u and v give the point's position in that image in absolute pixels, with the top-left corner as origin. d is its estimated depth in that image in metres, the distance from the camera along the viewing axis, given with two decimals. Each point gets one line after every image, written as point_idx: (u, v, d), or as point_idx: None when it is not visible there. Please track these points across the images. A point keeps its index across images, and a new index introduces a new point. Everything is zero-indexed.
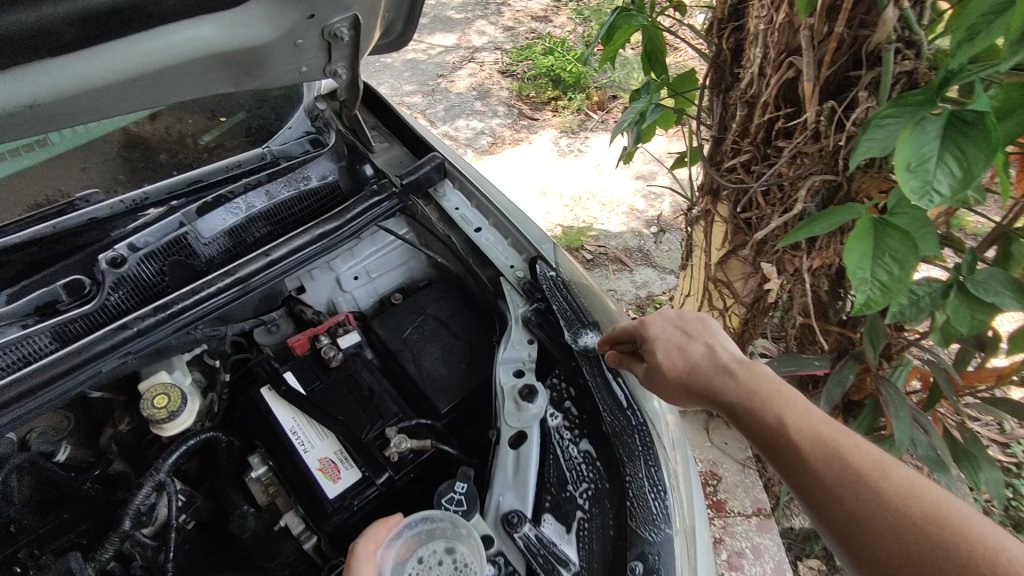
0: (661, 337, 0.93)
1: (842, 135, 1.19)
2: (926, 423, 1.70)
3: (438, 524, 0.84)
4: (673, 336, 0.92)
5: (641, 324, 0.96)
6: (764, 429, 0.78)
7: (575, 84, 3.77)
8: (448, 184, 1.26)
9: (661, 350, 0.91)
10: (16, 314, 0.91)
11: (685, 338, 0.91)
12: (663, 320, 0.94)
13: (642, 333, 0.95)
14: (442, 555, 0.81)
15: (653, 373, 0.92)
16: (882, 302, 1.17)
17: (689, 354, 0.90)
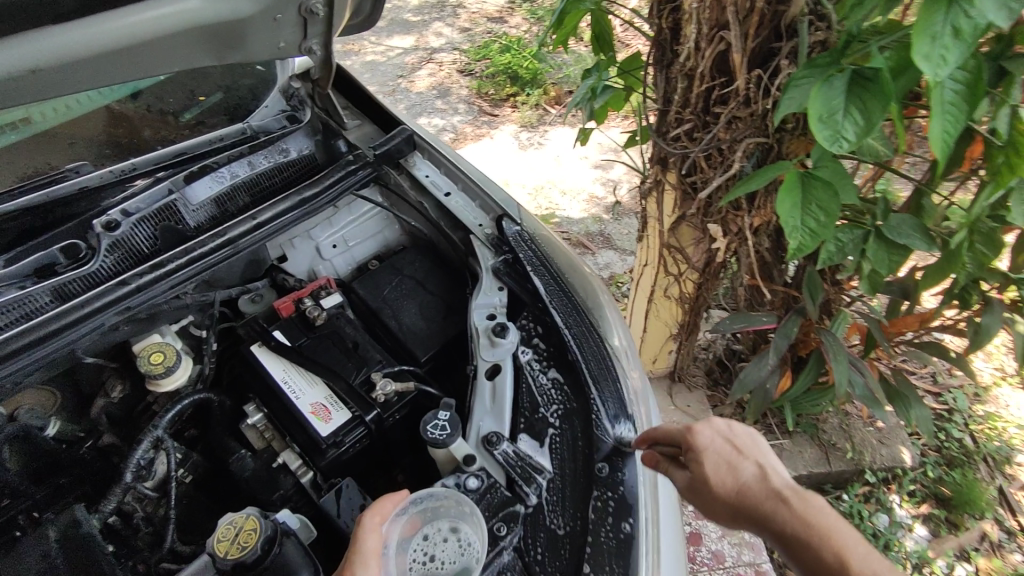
0: (711, 449, 0.89)
1: (768, 99, 1.36)
2: (861, 366, 1.90)
3: (442, 503, 0.90)
4: (725, 452, 0.88)
5: (689, 429, 0.91)
6: (824, 566, 0.76)
7: (532, 80, 3.91)
8: (418, 156, 1.37)
9: (712, 464, 0.87)
10: (16, 275, 0.97)
11: (737, 455, 0.88)
12: (713, 430, 0.91)
13: (690, 443, 0.90)
14: (447, 535, 0.86)
15: (699, 488, 0.87)
16: (811, 246, 1.31)
17: (742, 474, 0.86)
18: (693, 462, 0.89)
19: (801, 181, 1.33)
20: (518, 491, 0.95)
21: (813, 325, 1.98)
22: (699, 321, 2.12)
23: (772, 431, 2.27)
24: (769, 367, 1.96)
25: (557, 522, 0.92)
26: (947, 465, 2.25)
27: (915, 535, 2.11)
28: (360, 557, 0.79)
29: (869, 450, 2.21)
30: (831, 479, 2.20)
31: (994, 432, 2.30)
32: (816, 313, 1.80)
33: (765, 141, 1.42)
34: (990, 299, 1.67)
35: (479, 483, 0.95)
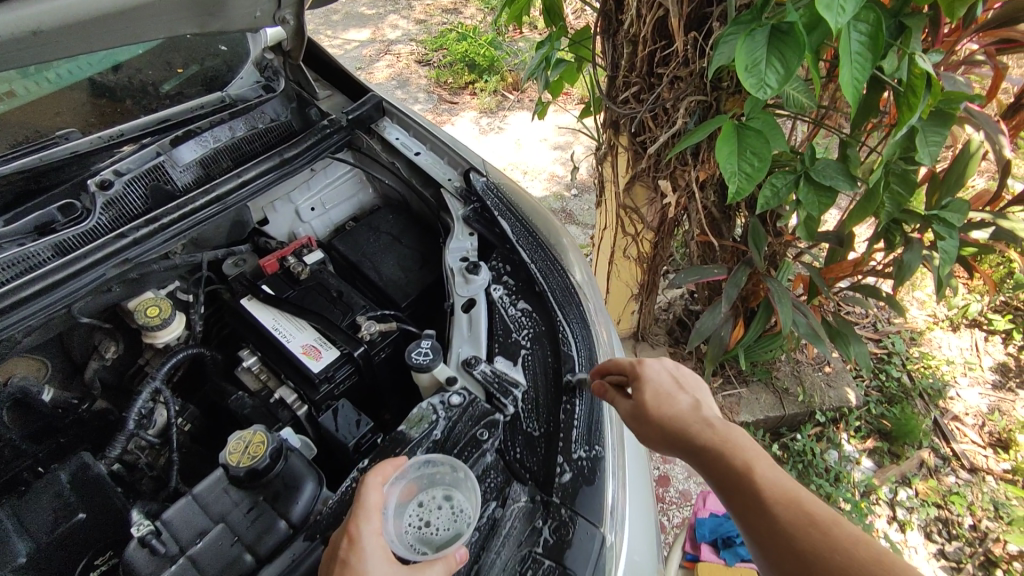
0: (654, 377, 0.93)
1: (704, 58, 1.50)
2: (803, 307, 2.05)
3: (439, 470, 0.94)
4: (667, 382, 0.92)
5: (639, 363, 0.95)
6: (731, 471, 0.78)
7: (489, 68, 4.00)
8: (387, 121, 1.48)
9: (652, 393, 0.91)
10: (17, 232, 1.04)
11: (676, 386, 0.91)
12: (659, 363, 0.94)
13: (636, 369, 0.94)
14: (441, 502, 0.91)
15: (636, 408, 0.91)
16: (748, 188, 1.44)
17: (677, 403, 0.89)
18: (636, 387, 0.92)
19: (736, 132, 1.47)
20: (497, 403, 1.06)
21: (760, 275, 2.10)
22: (657, 279, 2.27)
23: (730, 381, 2.41)
24: (721, 316, 2.09)
25: (533, 426, 1.03)
26: (887, 402, 2.37)
27: (862, 467, 2.24)
28: (363, 510, 0.80)
29: (818, 393, 2.35)
30: (785, 421, 2.35)
31: (928, 369, 2.43)
32: (761, 261, 1.94)
33: (704, 98, 1.57)
34: (911, 238, 1.83)
35: (461, 399, 1.05)
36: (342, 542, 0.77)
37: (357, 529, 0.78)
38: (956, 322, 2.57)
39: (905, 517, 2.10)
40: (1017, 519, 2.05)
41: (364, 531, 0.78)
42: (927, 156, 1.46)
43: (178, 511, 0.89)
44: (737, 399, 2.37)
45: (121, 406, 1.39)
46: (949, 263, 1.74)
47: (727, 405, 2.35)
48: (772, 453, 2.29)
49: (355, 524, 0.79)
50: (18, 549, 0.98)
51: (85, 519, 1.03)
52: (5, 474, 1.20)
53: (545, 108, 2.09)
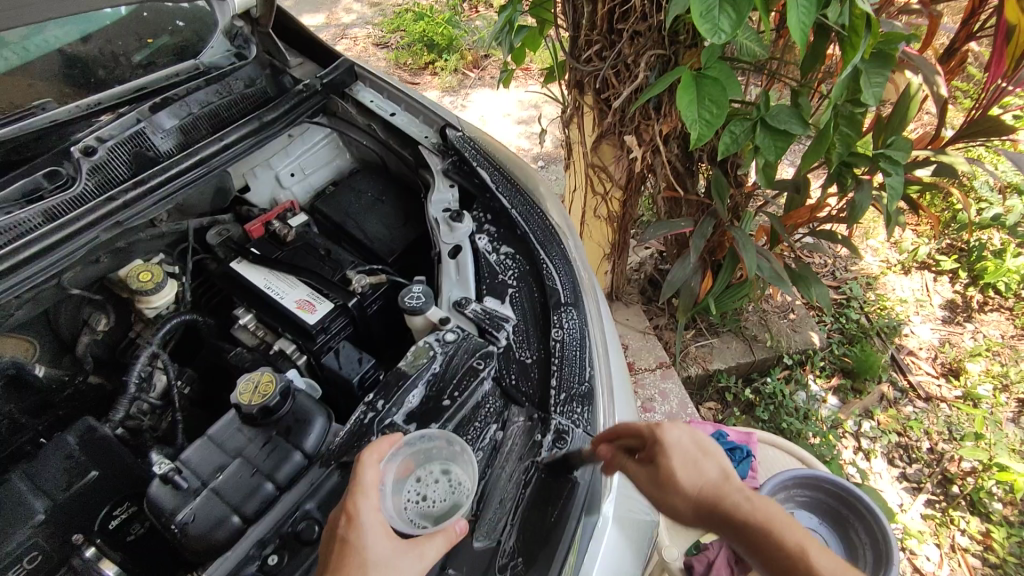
0: (677, 447, 0.85)
1: (662, 11, 1.56)
2: (767, 253, 2.16)
3: (437, 444, 0.93)
4: (691, 450, 0.85)
5: (656, 429, 0.87)
6: (782, 552, 0.77)
7: (448, 47, 3.99)
8: (360, 84, 1.52)
9: (679, 460, 0.84)
10: (7, 200, 1.05)
11: (702, 453, 0.85)
12: (679, 428, 0.87)
13: (657, 438, 0.86)
14: (439, 477, 0.89)
15: (663, 482, 0.83)
16: (708, 135, 1.52)
17: (705, 472, 0.84)
18: (659, 458, 0.85)
19: (694, 82, 1.56)
20: (490, 337, 1.12)
21: (724, 225, 2.20)
22: (628, 237, 2.35)
23: (701, 333, 2.53)
24: (691, 267, 2.18)
25: (527, 354, 1.10)
26: (849, 341, 2.52)
27: (829, 404, 2.39)
28: (360, 488, 0.79)
29: (784, 337, 2.49)
30: (755, 366, 2.47)
31: (884, 310, 2.59)
32: (724, 211, 2.04)
33: (663, 51, 1.64)
34: (861, 180, 1.94)
35: (456, 335, 1.11)
36: (341, 520, 0.78)
37: (355, 507, 0.78)
38: (907, 265, 2.72)
39: (869, 446, 2.26)
40: (968, 437, 2.22)
41: (362, 509, 0.78)
42: (871, 96, 1.56)
43: (196, 451, 0.95)
44: (709, 348, 2.49)
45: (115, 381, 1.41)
46: (896, 198, 1.84)
47: (700, 355, 2.47)
48: (744, 397, 2.42)
49: (353, 502, 0.78)
50: (35, 507, 1.01)
51: (97, 476, 1.06)
52: (7, 449, 1.20)
53: (511, 75, 2.14)
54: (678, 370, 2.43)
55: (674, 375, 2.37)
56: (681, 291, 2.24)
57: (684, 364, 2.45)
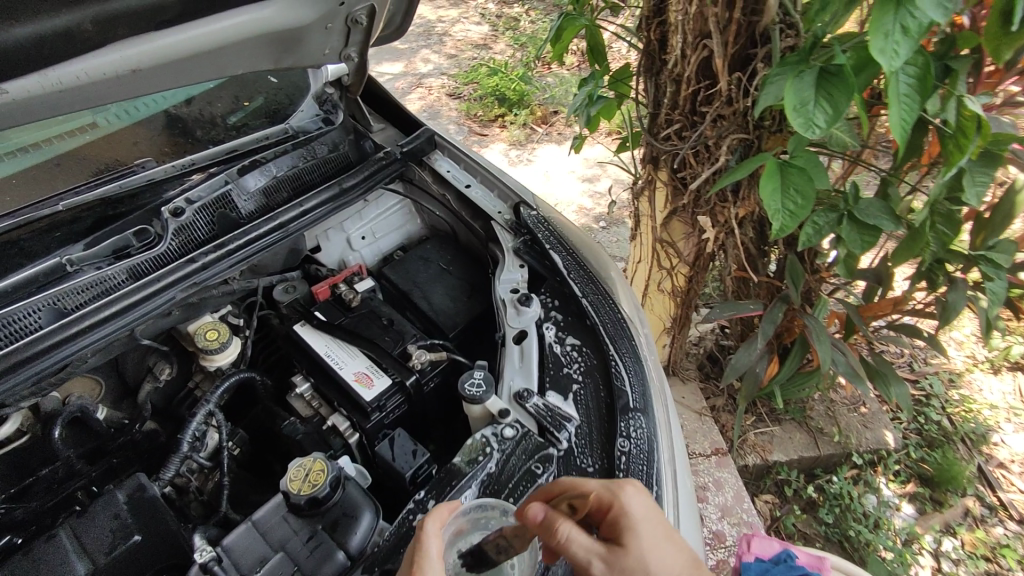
0: (643, 519, 0.81)
1: (749, 99, 1.51)
2: (842, 346, 2.00)
3: (486, 513, 0.95)
4: (656, 521, 0.82)
5: (617, 494, 0.82)
6: None
7: (518, 102, 4.03)
8: (439, 153, 1.51)
9: (644, 534, 0.80)
10: (96, 257, 1.08)
11: (662, 528, 0.82)
12: (641, 493, 0.84)
13: (623, 509, 0.81)
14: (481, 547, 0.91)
15: (630, 565, 0.77)
16: (792, 225, 1.45)
17: (674, 552, 0.80)
18: (627, 536, 0.79)
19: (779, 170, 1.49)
20: (550, 437, 1.05)
21: (796, 311, 2.07)
22: (691, 313, 2.23)
23: (761, 419, 2.36)
24: (757, 353, 2.06)
25: (589, 462, 1.03)
26: (928, 446, 2.30)
27: (902, 513, 2.18)
28: (426, 563, 0.76)
29: (854, 434, 2.29)
30: (819, 462, 2.29)
31: (970, 414, 2.36)
32: (798, 298, 1.92)
33: (747, 136, 1.57)
34: (955, 279, 1.80)
35: (515, 431, 1.06)
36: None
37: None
38: (997, 365, 2.49)
39: (950, 569, 2.04)
40: None
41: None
42: (973, 195, 1.44)
43: (240, 536, 0.91)
44: (769, 438, 2.31)
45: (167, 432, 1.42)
46: (998, 305, 1.70)
47: (759, 444, 2.30)
48: (807, 495, 2.23)
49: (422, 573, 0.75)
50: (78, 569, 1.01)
51: (140, 541, 1.06)
52: (56, 496, 1.22)
53: (583, 142, 2.11)
54: (734, 458, 2.27)
55: (730, 465, 2.21)
56: (744, 376, 2.11)
57: (740, 452, 2.29)
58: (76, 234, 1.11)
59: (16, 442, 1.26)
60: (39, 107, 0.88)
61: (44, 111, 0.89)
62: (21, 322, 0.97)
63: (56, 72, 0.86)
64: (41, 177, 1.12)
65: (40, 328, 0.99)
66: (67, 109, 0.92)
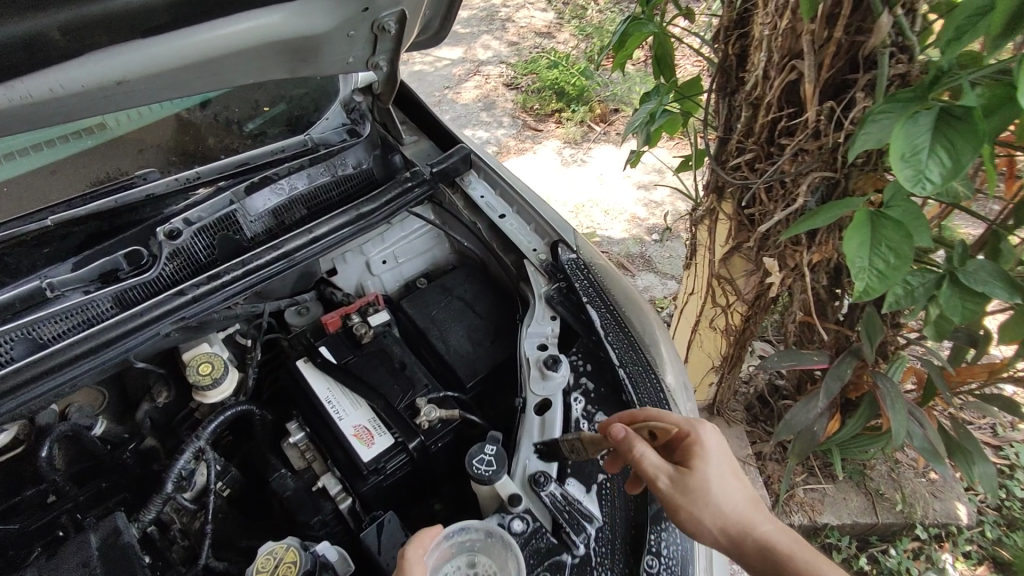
0: (714, 458, 0.82)
1: (841, 133, 1.20)
2: (919, 415, 1.66)
3: (471, 536, 0.88)
4: (726, 464, 0.83)
5: (696, 426, 0.84)
6: None
7: (578, 97, 3.55)
8: (473, 175, 1.37)
9: (714, 470, 0.81)
10: (81, 280, 0.98)
11: (733, 470, 0.83)
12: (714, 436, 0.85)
13: (698, 439, 0.83)
14: (466, 570, 0.85)
15: (694, 490, 0.80)
16: (880, 290, 1.13)
17: (736, 490, 0.81)
18: (696, 460, 0.82)
19: (869, 220, 1.17)
20: (565, 538, 0.91)
21: (866, 368, 1.73)
22: (745, 354, 1.90)
23: (813, 473, 2.03)
24: (817, 409, 1.72)
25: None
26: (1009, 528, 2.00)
27: None
28: None
29: (920, 503, 1.96)
30: (875, 529, 1.96)
31: None
32: (872, 356, 1.59)
33: (833, 176, 1.27)
34: None
35: (524, 526, 0.92)
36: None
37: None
38: None
39: None
40: None
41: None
42: None
43: None
44: (821, 496, 1.99)
45: (167, 451, 1.29)
46: None
47: (808, 502, 1.98)
48: (859, 568, 1.92)
49: None
50: None
51: None
52: (41, 519, 1.13)
53: (638, 156, 1.71)
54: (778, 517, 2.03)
55: None
56: (798, 435, 1.75)
57: (786, 509, 1.97)
58: (67, 251, 1.01)
59: (15, 450, 1.18)
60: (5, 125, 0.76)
61: (14, 127, 0.77)
62: None
63: (24, 85, 0.73)
64: (33, 186, 1.02)
65: (10, 362, 0.89)
66: (43, 123, 0.80)
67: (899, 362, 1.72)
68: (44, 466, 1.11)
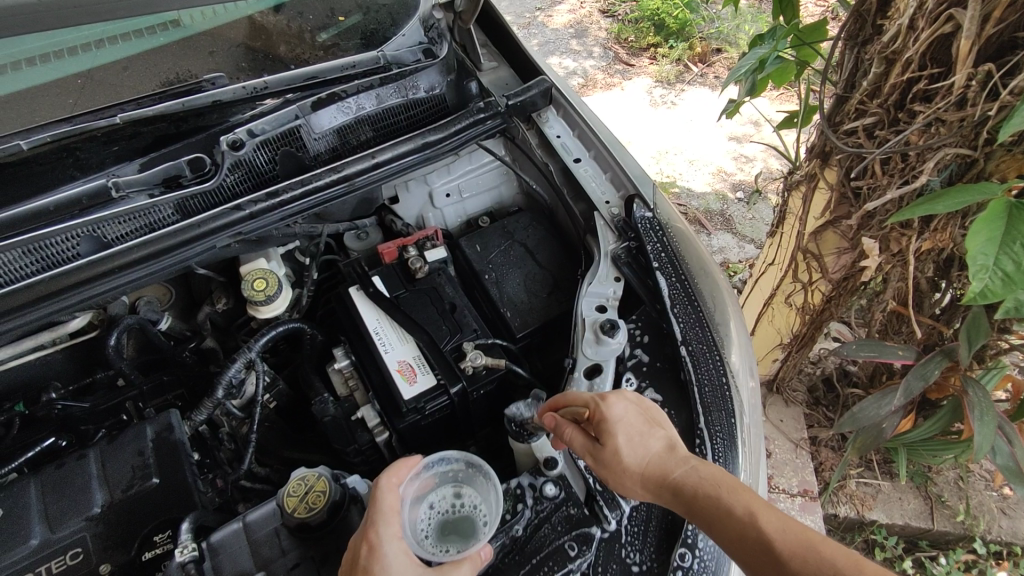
0: (622, 421, 0.79)
1: (994, 104, 1.01)
2: (1011, 432, 1.33)
3: (453, 467, 0.88)
4: (635, 422, 0.80)
5: (601, 400, 0.81)
6: (732, 518, 0.69)
7: (678, 32, 3.23)
8: (552, 112, 1.29)
9: (623, 436, 0.78)
10: (146, 183, 0.99)
11: (645, 426, 0.80)
12: (624, 400, 0.82)
13: (601, 410, 0.80)
14: (451, 500, 0.85)
15: (606, 461, 0.78)
16: (1002, 295, 0.90)
17: (649, 445, 0.78)
18: (606, 434, 0.78)
19: (1006, 212, 0.93)
20: (597, 511, 0.87)
21: (956, 370, 1.40)
22: (818, 336, 1.65)
23: (869, 467, 1.78)
24: (890, 407, 1.42)
25: (634, 555, 0.85)
26: None
27: None
28: (380, 515, 0.75)
29: (987, 518, 1.68)
30: (928, 536, 1.72)
31: None
32: (968, 360, 1.31)
33: (970, 155, 1.08)
34: None
35: (557, 492, 0.88)
36: (361, 550, 0.72)
37: (377, 536, 0.73)
38: None
39: None
40: None
41: (384, 539, 0.73)
42: None
43: (227, 537, 0.90)
44: (873, 491, 1.75)
45: (225, 354, 1.29)
46: None
47: (859, 496, 1.75)
48: (902, 571, 1.67)
49: (375, 530, 0.74)
50: (94, 499, 0.95)
51: (157, 484, 0.97)
52: (109, 401, 1.13)
53: (738, 107, 1.49)
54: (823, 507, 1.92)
55: (818, 513, 1.68)
56: (863, 432, 1.48)
57: (832, 497, 1.75)
58: (134, 151, 1.03)
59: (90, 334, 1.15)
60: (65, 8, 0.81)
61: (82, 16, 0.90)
62: (58, 248, 0.92)
63: None
64: (105, 82, 1.02)
65: (77, 258, 0.94)
66: None
67: (998, 368, 1.38)
68: (111, 355, 1.09)
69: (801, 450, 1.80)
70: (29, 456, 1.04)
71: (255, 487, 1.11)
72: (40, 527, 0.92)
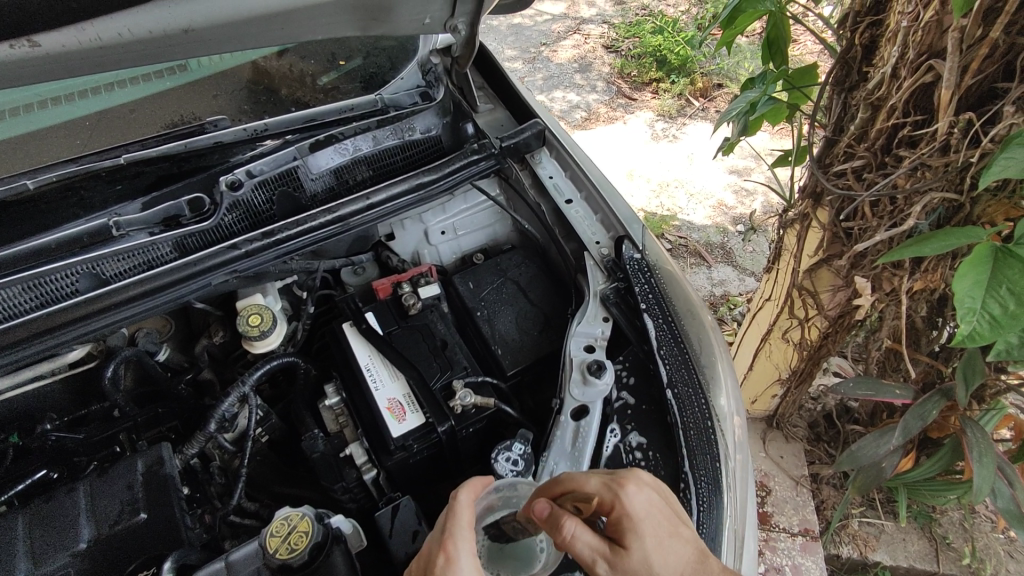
0: (646, 518, 0.71)
1: (975, 151, 1.03)
2: (1011, 473, 1.31)
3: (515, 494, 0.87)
4: (655, 520, 0.71)
5: (618, 492, 0.72)
6: None
7: (680, 67, 3.29)
8: (545, 152, 1.32)
9: (650, 540, 0.70)
10: (146, 222, 1.02)
11: (665, 524, 0.72)
12: (644, 487, 0.73)
13: (622, 505, 0.71)
14: None
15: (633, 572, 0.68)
16: (989, 338, 0.90)
17: (677, 549, 0.71)
18: (631, 538, 0.69)
19: (992, 255, 0.93)
20: None
21: (956, 410, 1.40)
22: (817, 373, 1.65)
23: (872, 506, 1.75)
24: (888, 447, 1.41)
25: None
26: None
27: None
28: (460, 529, 0.71)
29: (993, 562, 1.64)
30: None
31: None
32: (966, 401, 1.29)
33: (955, 199, 1.09)
34: None
35: None
36: (438, 559, 0.68)
37: (456, 549, 0.69)
38: None
39: None
40: None
41: (462, 551, 0.69)
42: None
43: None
44: (876, 532, 1.72)
45: (222, 386, 1.30)
46: None
47: (861, 536, 1.72)
48: None
49: (455, 541, 0.70)
50: (82, 533, 0.96)
51: (145, 519, 0.98)
52: (104, 433, 1.13)
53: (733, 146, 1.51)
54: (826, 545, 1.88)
55: (818, 554, 1.65)
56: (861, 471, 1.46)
57: (835, 537, 1.72)
58: (136, 190, 1.06)
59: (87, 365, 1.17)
60: (74, 63, 0.88)
61: (88, 68, 0.89)
62: (57, 284, 0.95)
63: (95, 28, 0.85)
64: (112, 123, 1.07)
65: (75, 293, 0.96)
66: None
67: (998, 409, 1.36)
68: (107, 387, 1.11)
69: (802, 488, 1.77)
70: (20, 490, 1.05)
71: (245, 522, 1.11)
72: (27, 562, 0.93)
